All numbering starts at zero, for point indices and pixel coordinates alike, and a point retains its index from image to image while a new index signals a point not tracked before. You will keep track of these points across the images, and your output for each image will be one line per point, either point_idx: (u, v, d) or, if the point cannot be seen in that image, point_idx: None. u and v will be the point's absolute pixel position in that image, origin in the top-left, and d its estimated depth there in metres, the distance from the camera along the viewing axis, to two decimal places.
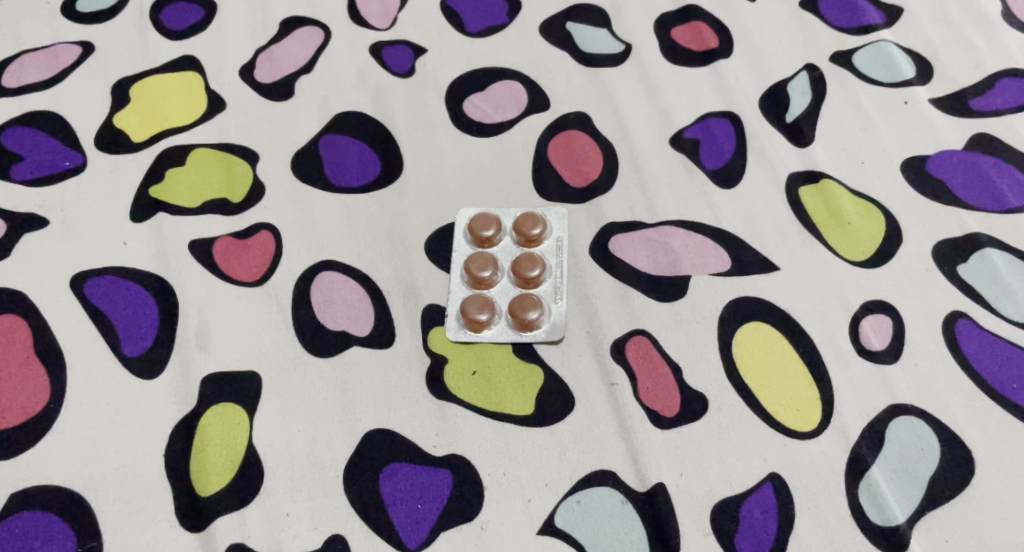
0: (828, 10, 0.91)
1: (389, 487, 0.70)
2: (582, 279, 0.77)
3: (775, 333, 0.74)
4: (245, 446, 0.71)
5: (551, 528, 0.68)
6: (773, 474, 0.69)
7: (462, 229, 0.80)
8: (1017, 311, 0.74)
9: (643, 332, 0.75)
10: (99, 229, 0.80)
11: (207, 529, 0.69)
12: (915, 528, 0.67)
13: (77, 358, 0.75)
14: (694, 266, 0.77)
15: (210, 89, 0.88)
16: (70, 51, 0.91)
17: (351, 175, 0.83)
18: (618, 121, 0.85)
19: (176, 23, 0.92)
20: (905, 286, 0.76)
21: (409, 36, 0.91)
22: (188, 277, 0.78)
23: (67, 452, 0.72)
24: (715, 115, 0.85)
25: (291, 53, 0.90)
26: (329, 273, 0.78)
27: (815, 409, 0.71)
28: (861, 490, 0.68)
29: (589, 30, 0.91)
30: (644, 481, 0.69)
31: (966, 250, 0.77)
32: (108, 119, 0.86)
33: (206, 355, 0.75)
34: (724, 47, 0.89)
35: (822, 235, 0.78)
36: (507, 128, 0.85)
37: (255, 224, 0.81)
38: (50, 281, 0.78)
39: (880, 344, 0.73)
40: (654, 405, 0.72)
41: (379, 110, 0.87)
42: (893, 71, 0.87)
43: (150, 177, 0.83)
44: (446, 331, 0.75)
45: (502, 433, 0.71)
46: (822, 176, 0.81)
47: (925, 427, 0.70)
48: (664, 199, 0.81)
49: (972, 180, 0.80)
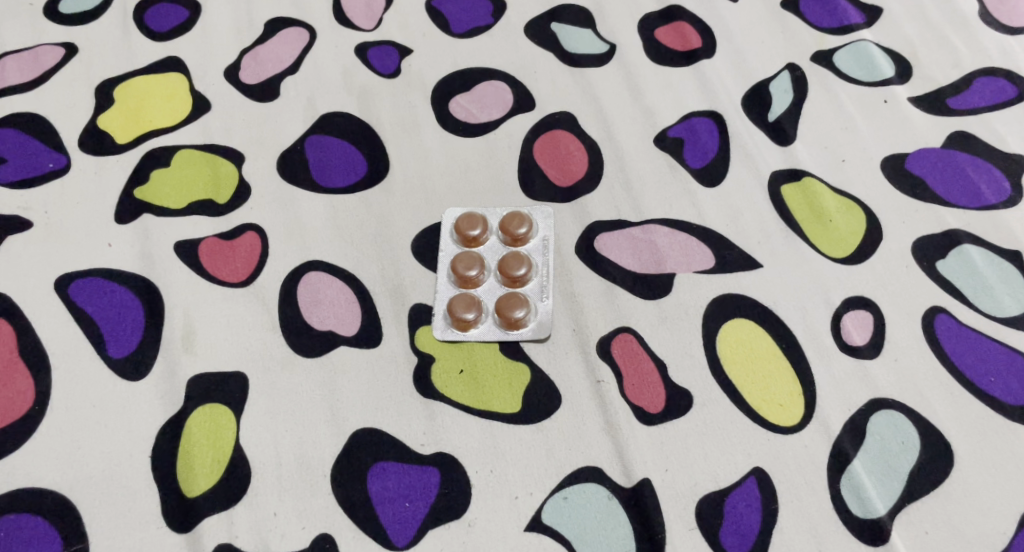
0: (809, 10, 0.92)
1: (376, 485, 0.70)
2: (568, 277, 0.78)
3: (757, 329, 0.75)
4: (231, 447, 0.71)
5: (537, 524, 0.69)
6: (757, 469, 0.70)
7: (449, 229, 0.80)
8: (995, 305, 0.76)
9: (628, 329, 0.75)
10: (84, 231, 0.80)
11: (194, 529, 0.69)
12: (896, 521, 0.68)
13: (62, 360, 0.75)
14: (678, 263, 0.78)
15: (195, 90, 0.88)
16: (53, 52, 0.91)
17: (337, 175, 0.83)
18: (602, 120, 0.86)
19: (160, 25, 0.92)
20: (885, 282, 0.77)
21: (395, 36, 0.92)
22: (173, 278, 0.78)
23: (52, 455, 0.71)
24: (699, 115, 0.86)
25: (277, 54, 0.90)
26: (316, 273, 0.79)
27: (798, 405, 0.72)
28: (843, 483, 0.69)
29: (574, 31, 0.92)
30: (630, 476, 0.70)
31: (945, 246, 0.78)
32: (93, 120, 0.86)
33: (192, 356, 0.75)
34: (706, 46, 0.90)
35: (804, 233, 0.79)
36: (492, 128, 0.86)
37: (241, 225, 0.81)
38: (34, 284, 0.78)
39: (862, 339, 0.74)
40: (640, 401, 0.73)
41: (365, 110, 0.87)
42: (873, 69, 0.88)
43: (135, 179, 0.83)
44: (433, 330, 0.76)
45: (489, 430, 0.72)
46: (804, 174, 0.82)
47: (905, 420, 0.71)
48: (649, 198, 0.82)
49: (950, 176, 0.82)
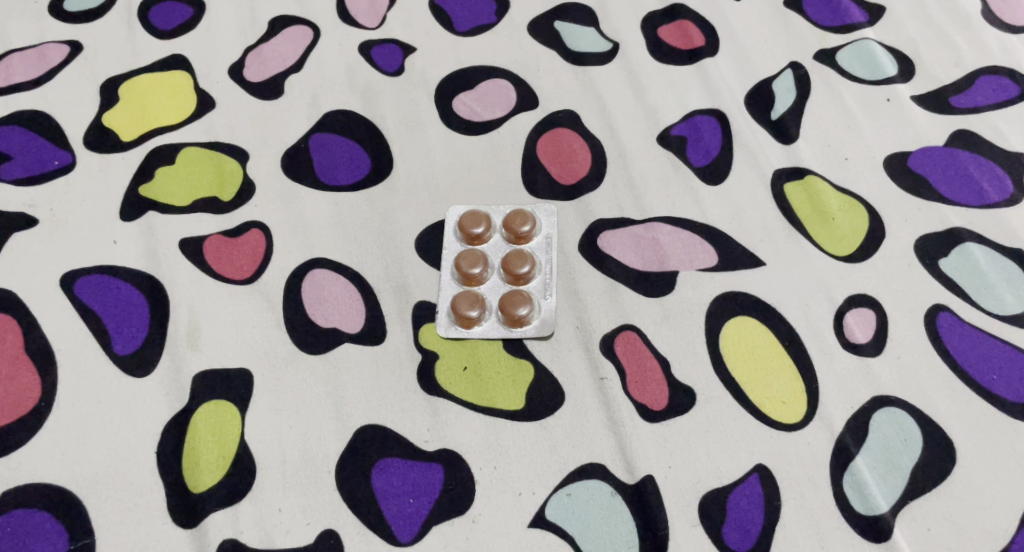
0: (812, 9, 0.92)
1: (381, 482, 0.71)
2: (571, 275, 0.78)
3: (760, 326, 0.75)
4: (236, 443, 0.72)
5: (541, 520, 0.69)
6: (760, 466, 0.70)
7: (452, 227, 0.81)
8: (997, 303, 0.76)
9: (631, 326, 0.76)
10: (89, 228, 0.81)
11: (199, 525, 0.69)
12: (898, 518, 0.68)
13: (67, 356, 0.75)
14: (681, 261, 0.78)
15: (200, 88, 0.89)
16: (58, 50, 0.91)
17: (341, 173, 0.84)
18: (605, 119, 0.86)
19: (165, 23, 0.93)
20: (888, 280, 0.77)
21: (398, 34, 0.92)
22: (178, 275, 0.78)
23: (59, 450, 0.72)
24: (702, 113, 0.86)
25: (280, 52, 0.91)
26: (320, 270, 0.79)
27: (800, 402, 0.72)
28: (846, 480, 0.70)
29: (577, 29, 0.92)
30: (633, 473, 0.70)
31: (948, 244, 0.79)
32: (98, 118, 0.87)
33: (197, 353, 0.75)
34: (709, 44, 0.90)
35: (807, 231, 0.80)
36: (495, 126, 0.86)
37: (246, 223, 0.81)
38: (39, 280, 0.78)
39: (864, 337, 0.75)
40: (643, 398, 0.73)
41: (369, 108, 0.87)
42: (875, 68, 0.88)
43: (140, 176, 0.83)
44: (437, 328, 0.76)
45: (493, 427, 0.72)
46: (807, 172, 0.82)
47: (907, 418, 0.72)
48: (651, 196, 0.82)
49: (952, 175, 0.82)
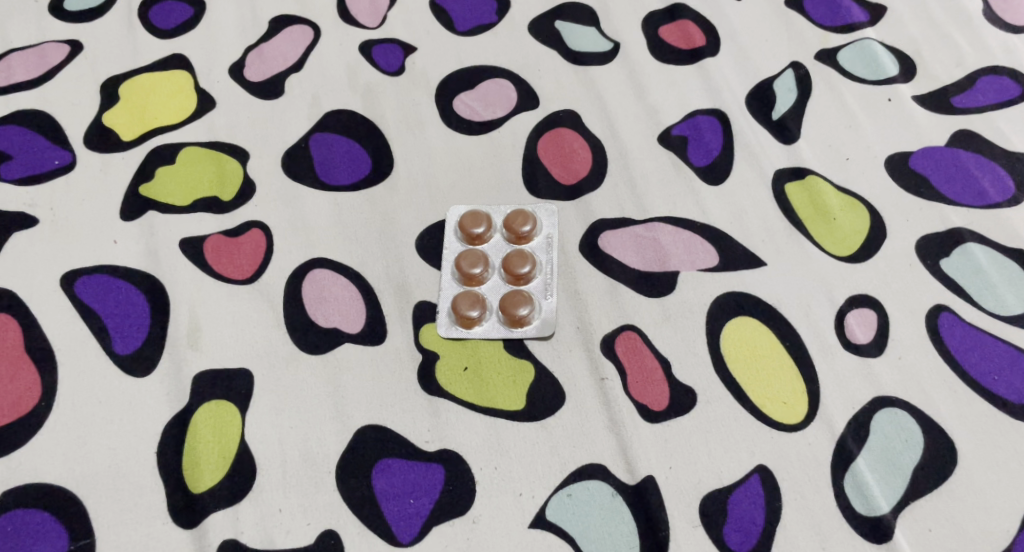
0: (813, 9, 0.92)
1: (381, 482, 0.71)
2: (572, 275, 0.78)
3: (761, 327, 0.75)
4: (236, 443, 0.72)
5: (542, 521, 0.69)
6: (761, 466, 0.70)
7: (453, 227, 0.81)
8: (999, 304, 0.76)
9: (631, 327, 0.76)
10: (89, 228, 0.81)
11: (199, 525, 0.69)
12: (899, 519, 0.68)
13: (68, 356, 0.75)
14: (682, 261, 0.78)
15: (200, 88, 0.88)
16: (58, 49, 0.91)
17: (342, 172, 0.84)
18: (606, 118, 0.86)
19: (165, 22, 0.93)
20: (889, 280, 0.77)
21: (399, 34, 0.92)
22: (179, 275, 0.78)
23: (59, 450, 0.72)
24: (703, 113, 0.86)
25: (281, 52, 0.91)
26: (321, 270, 0.79)
27: (801, 403, 0.72)
28: (846, 481, 0.70)
29: (578, 29, 0.92)
30: (634, 473, 0.70)
31: (949, 245, 0.78)
32: (98, 118, 0.87)
33: (197, 353, 0.75)
34: (710, 44, 0.90)
35: (808, 231, 0.79)
36: (496, 126, 0.86)
37: (246, 223, 0.81)
38: (40, 280, 0.78)
39: (865, 337, 0.75)
40: (644, 398, 0.73)
41: (369, 108, 0.87)
42: (876, 68, 0.88)
43: (140, 176, 0.83)
44: (437, 328, 0.76)
45: (494, 427, 0.72)
46: (808, 172, 0.82)
47: (908, 418, 0.71)
48: (652, 196, 0.82)
49: (953, 175, 0.82)
